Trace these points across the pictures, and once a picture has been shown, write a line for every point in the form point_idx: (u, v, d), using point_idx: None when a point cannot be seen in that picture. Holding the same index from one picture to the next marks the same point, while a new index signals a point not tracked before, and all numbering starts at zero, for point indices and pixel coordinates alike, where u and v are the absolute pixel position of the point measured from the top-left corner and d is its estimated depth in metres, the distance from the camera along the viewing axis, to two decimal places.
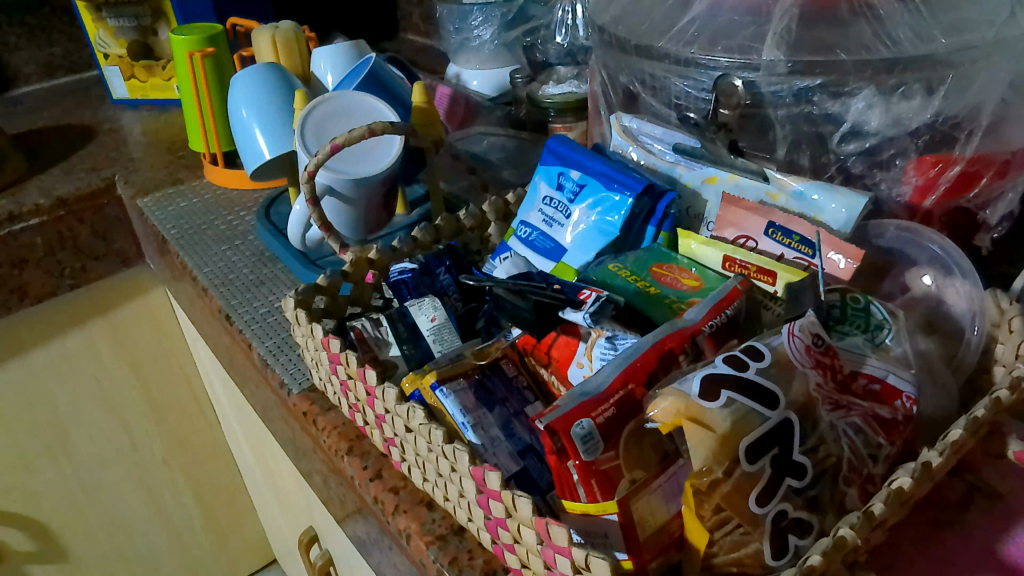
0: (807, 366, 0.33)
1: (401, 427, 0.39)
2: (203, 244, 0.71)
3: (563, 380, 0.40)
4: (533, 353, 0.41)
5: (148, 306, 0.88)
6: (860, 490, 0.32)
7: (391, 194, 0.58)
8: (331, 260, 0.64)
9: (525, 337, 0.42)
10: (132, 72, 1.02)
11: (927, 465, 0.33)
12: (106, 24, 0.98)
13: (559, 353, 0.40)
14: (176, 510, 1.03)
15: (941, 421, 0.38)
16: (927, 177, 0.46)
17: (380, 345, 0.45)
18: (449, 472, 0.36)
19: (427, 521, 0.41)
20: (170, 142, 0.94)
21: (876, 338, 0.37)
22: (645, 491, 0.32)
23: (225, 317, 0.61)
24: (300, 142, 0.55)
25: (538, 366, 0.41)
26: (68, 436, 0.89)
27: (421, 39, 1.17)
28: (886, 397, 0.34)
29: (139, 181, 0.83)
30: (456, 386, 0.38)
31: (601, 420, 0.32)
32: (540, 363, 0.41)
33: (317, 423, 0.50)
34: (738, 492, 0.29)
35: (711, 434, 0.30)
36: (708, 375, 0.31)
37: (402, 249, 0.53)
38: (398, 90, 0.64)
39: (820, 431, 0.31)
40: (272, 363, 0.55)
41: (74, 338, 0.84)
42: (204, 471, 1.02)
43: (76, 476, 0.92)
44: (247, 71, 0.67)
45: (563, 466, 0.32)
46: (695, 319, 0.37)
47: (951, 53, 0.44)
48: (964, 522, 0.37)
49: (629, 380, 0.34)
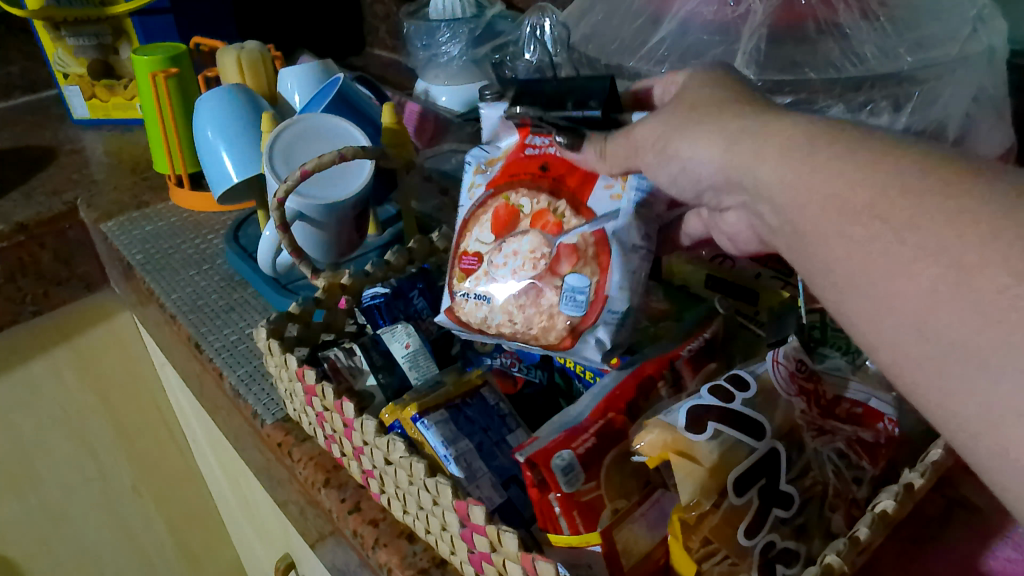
0: (791, 394, 0.33)
1: (381, 459, 0.38)
2: (169, 269, 0.69)
3: (577, 205, 0.38)
4: (557, 207, 0.39)
5: (114, 333, 0.88)
6: (845, 514, 0.32)
7: (362, 218, 0.57)
8: (304, 284, 0.63)
9: (505, 204, 0.40)
10: (92, 92, 0.99)
11: (909, 487, 0.32)
12: (65, 43, 0.94)
13: (557, 162, 0.39)
14: (147, 537, 0.98)
15: (922, 435, 0.38)
16: None
17: (355, 374, 0.44)
18: (431, 505, 0.35)
19: (409, 554, 0.41)
20: (134, 162, 0.92)
21: (855, 361, 0.38)
22: (627, 520, 0.32)
23: (194, 345, 0.59)
24: (268, 166, 0.54)
25: (568, 211, 0.38)
26: (34, 467, 0.86)
27: (387, 53, 1.16)
28: (868, 420, 0.34)
29: (103, 205, 0.82)
30: (436, 417, 0.37)
31: (581, 451, 0.32)
32: (570, 204, 0.39)
33: (292, 454, 0.48)
34: (726, 523, 0.29)
35: (699, 468, 0.29)
36: (692, 407, 0.31)
37: (375, 273, 0.52)
38: (367, 109, 0.63)
39: (806, 456, 0.31)
40: (245, 394, 0.53)
41: (38, 365, 0.83)
42: (175, 498, 0.98)
43: (42, 508, 0.88)
44: (211, 93, 0.66)
45: (544, 499, 0.31)
46: (671, 346, 0.38)
47: (918, 70, 0.45)
48: (944, 538, 0.37)
49: (608, 408, 0.34)
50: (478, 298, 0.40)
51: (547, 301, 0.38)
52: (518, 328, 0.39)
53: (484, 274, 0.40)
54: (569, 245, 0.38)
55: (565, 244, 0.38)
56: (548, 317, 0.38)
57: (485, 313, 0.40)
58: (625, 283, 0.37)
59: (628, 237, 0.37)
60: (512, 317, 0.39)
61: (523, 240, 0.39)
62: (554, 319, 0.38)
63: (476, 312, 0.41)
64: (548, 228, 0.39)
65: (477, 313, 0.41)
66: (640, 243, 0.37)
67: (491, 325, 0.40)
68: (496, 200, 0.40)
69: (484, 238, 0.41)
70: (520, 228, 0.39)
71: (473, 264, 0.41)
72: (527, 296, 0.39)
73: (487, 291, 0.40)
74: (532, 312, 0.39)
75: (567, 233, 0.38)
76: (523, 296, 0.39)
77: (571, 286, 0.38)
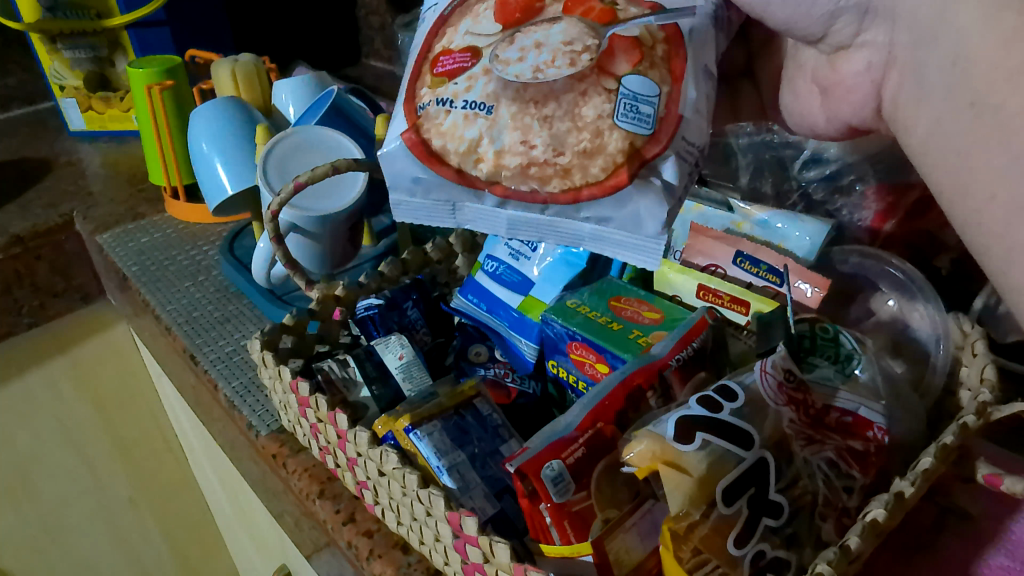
0: (780, 404, 0.33)
1: (375, 471, 0.38)
2: (165, 280, 0.69)
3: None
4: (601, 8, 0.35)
5: (111, 344, 0.88)
6: (836, 523, 0.32)
7: (357, 229, 0.58)
8: (298, 296, 0.63)
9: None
10: (89, 104, 1.00)
11: (899, 495, 0.33)
12: (61, 55, 0.94)
13: None
14: (145, 549, 0.98)
15: (913, 445, 0.38)
16: (888, 201, 0.47)
17: (349, 387, 0.44)
18: (424, 516, 0.35)
19: (403, 565, 0.41)
20: (130, 174, 0.93)
21: (845, 368, 0.37)
22: (619, 530, 0.32)
23: (189, 357, 0.60)
24: (263, 178, 0.54)
25: (625, 8, 0.35)
26: (30, 479, 0.86)
27: (384, 64, 1.17)
28: (857, 429, 0.34)
29: (99, 216, 0.83)
30: (429, 428, 0.37)
31: (570, 460, 0.32)
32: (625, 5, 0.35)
33: (287, 465, 0.49)
34: (716, 533, 0.29)
35: (687, 478, 0.29)
36: (681, 417, 0.31)
37: (369, 284, 0.53)
38: (362, 122, 0.64)
39: (795, 467, 0.31)
40: (240, 405, 0.54)
41: (34, 378, 0.83)
42: (172, 508, 0.98)
43: (38, 520, 0.88)
44: (206, 106, 0.66)
45: (535, 509, 0.31)
46: (662, 353, 0.37)
47: None
48: (937, 547, 0.37)
49: (598, 418, 0.34)
50: (474, 109, 0.35)
51: (591, 113, 0.34)
52: (533, 153, 0.35)
53: (485, 72, 0.35)
54: (627, 37, 0.34)
55: (619, 39, 0.34)
56: (595, 134, 0.34)
57: (482, 131, 0.35)
58: (693, 102, 0.34)
59: (698, 49, 0.35)
60: (531, 135, 0.34)
61: (551, 31, 0.35)
62: (602, 138, 0.34)
63: (471, 131, 0.35)
64: (591, 17, 0.35)
65: (471, 130, 0.35)
66: (710, 66, 0.35)
67: (492, 152, 0.35)
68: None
69: (484, 31, 0.36)
70: (546, 19, 0.35)
71: (469, 62, 0.36)
72: (558, 109, 0.34)
73: (492, 97, 0.35)
74: (567, 126, 0.34)
75: (621, 25, 0.35)
76: (551, 101, 0.34)
77: (631, 92, 0.34)
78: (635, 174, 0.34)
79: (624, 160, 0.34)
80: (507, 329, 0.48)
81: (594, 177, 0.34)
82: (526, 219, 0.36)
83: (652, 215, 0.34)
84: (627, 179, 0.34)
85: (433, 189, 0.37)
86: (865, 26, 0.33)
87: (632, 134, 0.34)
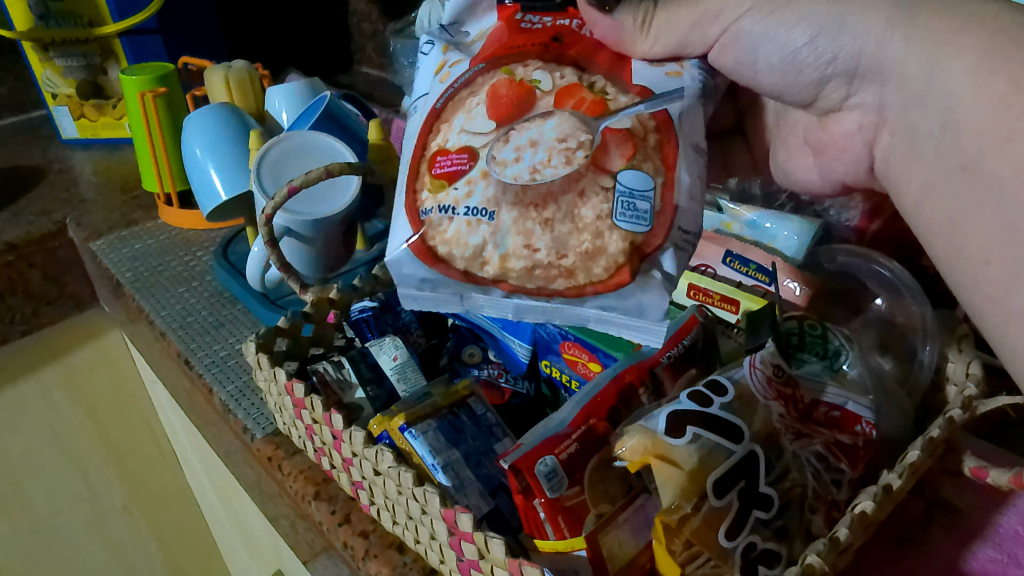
0: (768, 398, 0.33)
1: (370, 470, 0.39)
2: (159, 286, 0.70)
3: (619, 87, 0.37)
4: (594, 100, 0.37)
5: (104, 351, 0.88)
6: (825, 516, 0.33)
7: (350, 233, 0.58)
8: (292, 300, 0.63)
9: (507, 83, 0.37)
10: (82, 112, 1.00)
11: (887, 487, 0.33)
12: (53, 63, 0.94)
13: (573, 36, 0.39)
14: (138, 556, 0.97)
15: (901, 440, 0.38)
16: (873, 202, 0.49)
17: (343, 388, 0.44)
18: (419, 514, 0.36)
19: (399, 564, 0.41)
20: (123, 181, 0.93)
21: (833, 364, 0.38)
22: (612, 526, 0.32)
23: (184, 362, 0.60)
24: (256, 183, 0.54)
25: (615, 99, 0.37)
26: (23, 487, 0.85)
27: (376, 71, 1.17)
28: (846, 423, 0.35)
29: (92, 223, 0.83)
30: (424, 427, 0.38)
31: (564, 456, 0.33)
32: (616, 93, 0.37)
33: (283, 468, 0.49)
34: (707, 526, 0.29)
35: (679, 471, 0.30)
36: (673, 412, 0.32)
37: (363, 287, 0.53)
38: (354, 126, 0.64)
39: (785, 460, 0.32)
40: (235, 409, 0.54)
41: (27, 385, 0.84)
42: (165, 515, 0.98)
43: (32, 530, 0.87)
44: (199, 113, 0.67)
45: (529, 505, 0.32)
46: (652, 351, 0.38)
47: None
48: (926, 540, 0.38)
49: (590, 415, 0.35)
50: (477, 215, 0.36)
51: (590, 214, 0.35)
52: (536, 257, 0.36)
53: (483, 174, 0.36)
54: (620, 130, 0.36)
55: (613, 131, 0.36)
56: (595, 235, 0.35)
57: (485, 237, 0.36)
58: (688, 188, 0.36)
59: (690, 129, 0.37)
60: (533, 239, 0.36)
61: (545, 126, 0.36)
62: (603, 240, 0.35)
63: (474, 237, 0.36)
64: (583, 110, 0.36)
65: (472, 237, 0.36)
66: (699, 143, 0.37)
67: (496, 258, 0.36)
68: (497, 77, 0.37)
69: (478, 128, 0.37)
70: (537, 113, 0.37)
71: (467, 164, 0.36)
72: (558, 211, 0.36)
73: (493, 203, 0.36)
74: (568, 229, 0.35)
75: (613, 117, 0.36)
76: (551, 203, 0.36)
77: (628, 188, 0.35)
78: (636, 272, 0.35)
79: (626, 259, 0.35)
80: (500, 330, 0.47)
81: (598, 278, 0.36)
82: (528, 308, 0.37)
83: (657, 309, 0.36)
84: (630, 277, 0.35)
85: (438, 287, 0.37)
86: (854, 88, 0.40)
87: (632, 234, 0.35)
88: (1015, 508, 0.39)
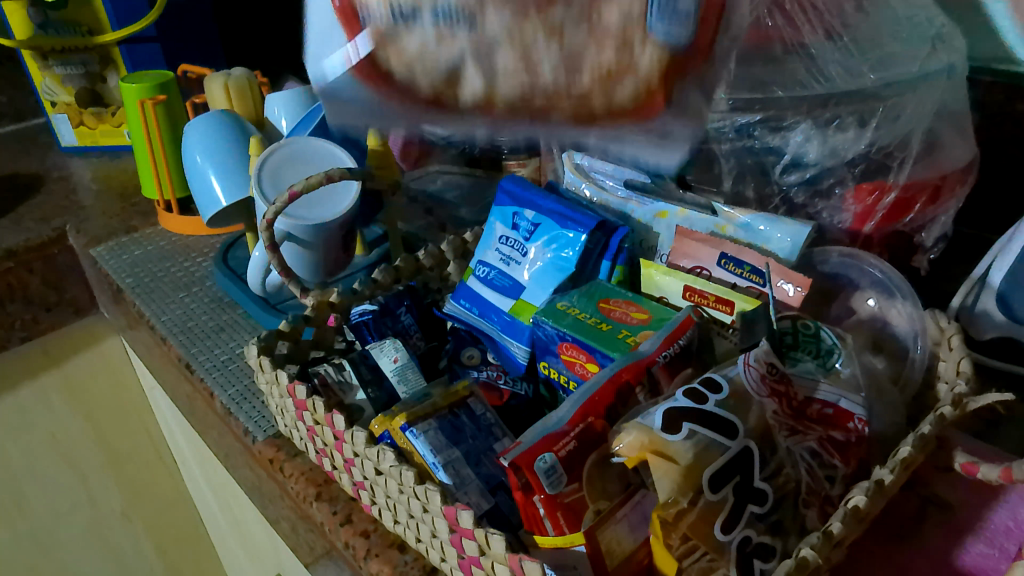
0: (762, 395, 0.34)
1: (371, 470, 0.39)
2: (159, 291, 0.70)
3: None
4: None
5: (103, 357, 0.89)
6: (819, 511, 0.33)
7: (349, 237, 0.58)
8: (292, 304, 0.64)
9: None
10: (81, 119, 1.00)
11: (879, 482, 0.34)
12: (53, 71, 0.95)
13: None
14: (137, 563, 0.97)
15: (894, 437, 0.39)
16: (866, 204, 0.49)
17: (344, 389, 0.44)
18: (421, 512, 0.36)
19: (400, 564, 0.41)
20: (122, 188, 0.93)
21: (826, 363, 0.39)
22: (610, 521, 0.33)
23: (185, 366, 0.60)
24: (257, 189, 0.55)
25: None
26: (23, 493, 0.85)
27: None
28: (839, 420, 0.35)
29: (92, 230, 0.83)
30: (425, 426, 0.38)
31: (563, 453, 0.33)
32: None
33: (284, 470, 0.49)
34: (703, 521, 0.30)
35: (675, 467, 0.30)
36: (669, 409, 0.32)
37: (363, 291, 0.54)
38: None
39: (779, 456, 0.33)
40: (236, 412, 0.54)
41: (26, 392, 0.84)
42: (166, 521, 0.98)
43: (32, 536, 0.87)
44: (198, 120, 0.67)
45: (529, 501, 0.32)
46: (649, 350, 0.39)
47: (880, 87, 0.46)
48: (919, 536, 0.38)
49: (588, 413, 0.35)
50: (449, 23, 0.24)
51: (614, 14, 0.24)
52: (535, 78, 0.25)
53: None
54: None
55: None
56: (621, 47, 0.24)
57: (465, 52, 0.25)
58: None
59: None
60: (530, 54, 0.24)
61: None
62: (631, 53, 0.24)
63: (448, 56, 0.25)
64: None
65: (442, 52, 0.25)
66: None
67: (480, 84, 0.25)
68: None
69: None
70: None
71: None
72: (568, 14, 0.24)
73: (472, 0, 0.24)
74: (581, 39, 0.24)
75: None
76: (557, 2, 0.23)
77: None
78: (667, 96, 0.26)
79: (660, 82, 0.25)
80: (499, 332, 0.49)
81: (620, 107, 0.25)
82: (510, 128, 0.27)
83: (686, 133, 0.27)
84: (662, 105, 0.26)
85: (385, 109, 0.28)
86: None
87: (670, 45, 0.24)
88: (1006, 504, 0.39)
